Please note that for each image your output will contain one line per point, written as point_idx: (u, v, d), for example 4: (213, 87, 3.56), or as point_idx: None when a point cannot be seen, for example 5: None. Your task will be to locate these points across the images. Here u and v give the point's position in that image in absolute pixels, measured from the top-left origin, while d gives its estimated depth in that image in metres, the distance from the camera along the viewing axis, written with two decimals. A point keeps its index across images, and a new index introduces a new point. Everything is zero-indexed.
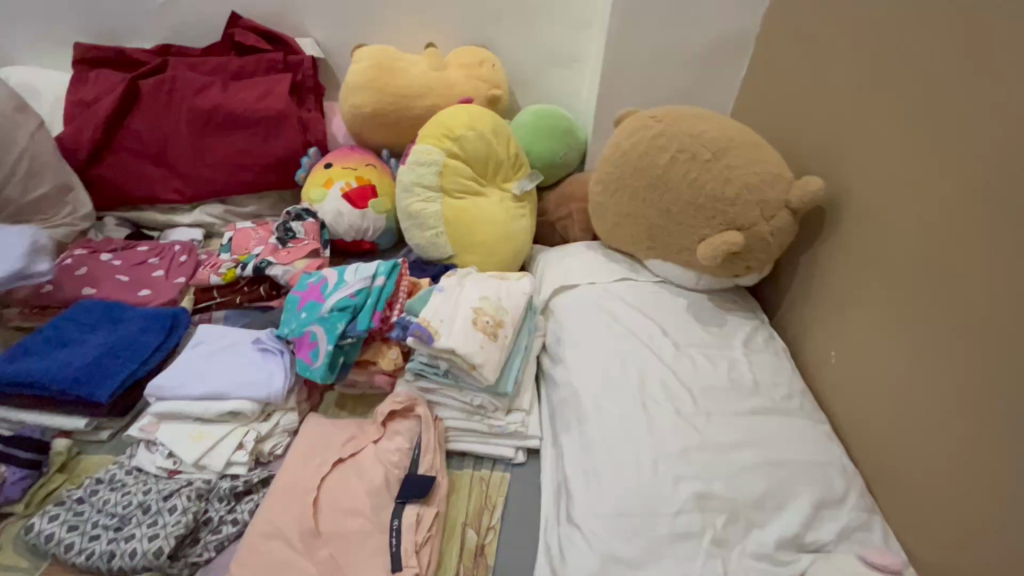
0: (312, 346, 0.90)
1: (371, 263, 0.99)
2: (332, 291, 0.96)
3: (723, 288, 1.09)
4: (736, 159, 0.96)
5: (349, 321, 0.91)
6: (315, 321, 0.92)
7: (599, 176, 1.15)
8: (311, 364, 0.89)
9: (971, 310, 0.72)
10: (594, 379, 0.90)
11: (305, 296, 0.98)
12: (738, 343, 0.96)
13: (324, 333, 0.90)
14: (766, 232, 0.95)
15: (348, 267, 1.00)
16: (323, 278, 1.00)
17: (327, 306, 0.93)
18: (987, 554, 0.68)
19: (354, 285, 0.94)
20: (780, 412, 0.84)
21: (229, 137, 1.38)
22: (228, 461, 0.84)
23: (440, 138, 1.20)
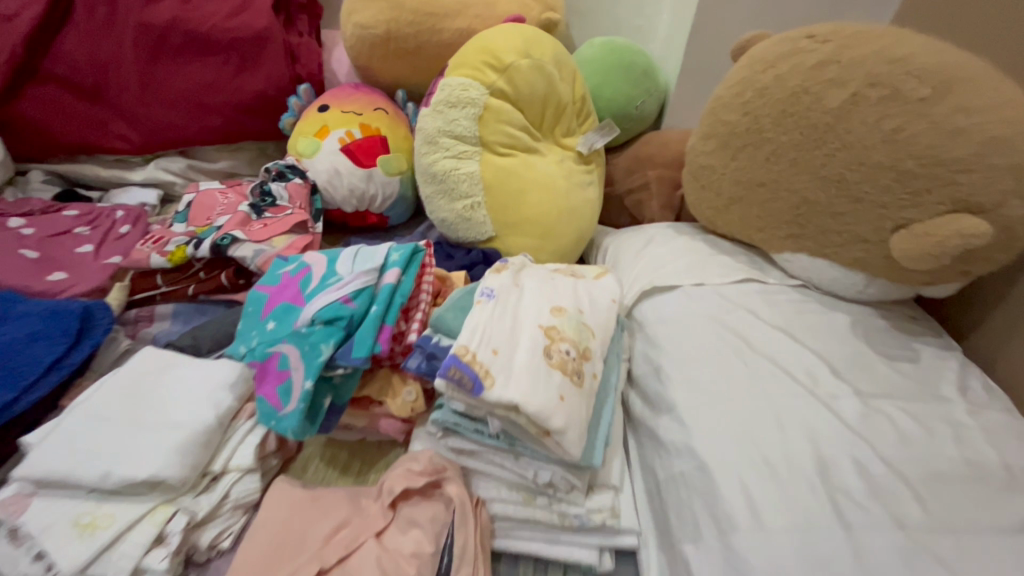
0: (282, 380, 0.57)
1: (378, 247, 0.64)
2: (317, 290, 0.62)
3: (896, 299, 0.73)
4: (973, 96, 0.59)
5: (341, 342, 0.56)
6: (288, 339, 0.58)
7: (716, 126, 0.78)
8: (280, 409, 0.55)
9: None
10: (738, 451, 0.55)
11: (276, 295, 0.64)
12: (952, 393, 0.61)
13: (300, 361, 0.56)
14: (1018, 218, 0.58)
15: (342, 253, 0.65)
16: (304, 268, 0.65)
17: (308, 315, 0.58)
18: None
19: (349, 281, 0.59)
20: None
21: (193, 66, 1.03)
22: (137, 568, 0.51)
23: (481, 67, 0.83)
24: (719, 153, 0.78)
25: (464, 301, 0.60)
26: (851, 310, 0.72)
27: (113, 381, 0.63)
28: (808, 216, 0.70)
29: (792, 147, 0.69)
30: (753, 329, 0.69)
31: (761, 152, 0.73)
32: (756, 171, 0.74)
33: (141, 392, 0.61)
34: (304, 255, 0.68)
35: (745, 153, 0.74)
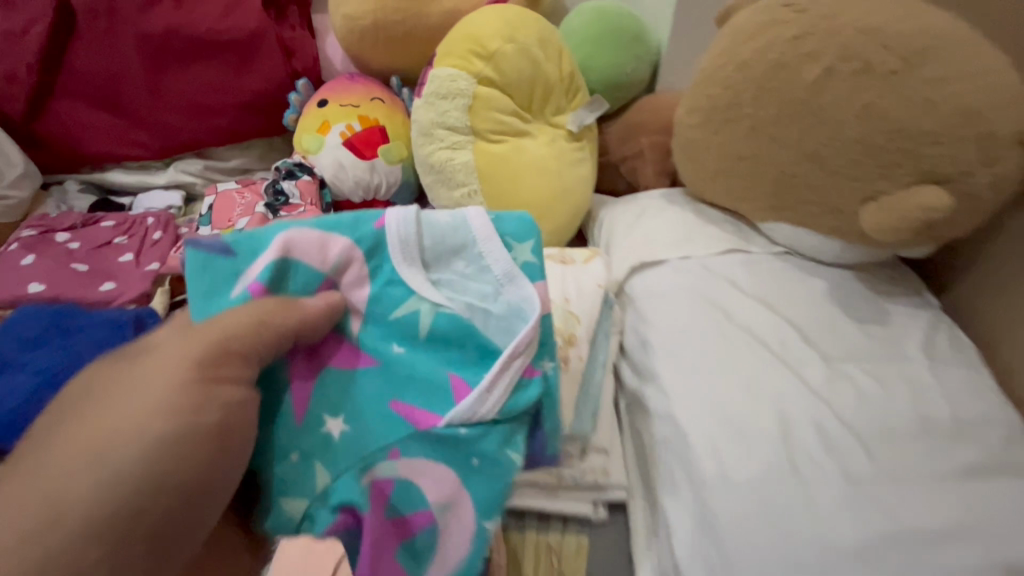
0: (397, 548, 0.50)
1: (451, 231, 0.60)
2: (375, 333, 0.57)
3: (876, 261, 0.77)
4: (943, 66, 0.61)
5: (499, 421, 0.55)
6: (337, 458, 0.51)
7: (699, 101, 0.79)
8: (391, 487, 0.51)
9: None
10: (748, 513, 0.56)
11: (294, 363, 0.54)
12: (916, 353, 0.66)
13: (418, 476, 0.52)
14: (982, 188, 0.61)
15: (388, 266, 0.58)
16: (321, 279, 0.56)
17: (401, 403, 0.54)
18: None
19: (510, 360, 0.55)
20: (996, 464, 0.57)
21: (194, 70, 1.07)
22: None
23: (467, 57, 0.86)
24: (703, 128, 0.80)
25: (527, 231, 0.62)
26: (831, 274, 0.76)
27: None
28: (790, 189, 0.73)
29: (774, 121, 0.71)
30: (733, 298, 0.73)
31: (742, 126, 0.74)
32: (739, 145, 0.76)
33: None
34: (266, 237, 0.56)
35: (728, 128, 0.76)
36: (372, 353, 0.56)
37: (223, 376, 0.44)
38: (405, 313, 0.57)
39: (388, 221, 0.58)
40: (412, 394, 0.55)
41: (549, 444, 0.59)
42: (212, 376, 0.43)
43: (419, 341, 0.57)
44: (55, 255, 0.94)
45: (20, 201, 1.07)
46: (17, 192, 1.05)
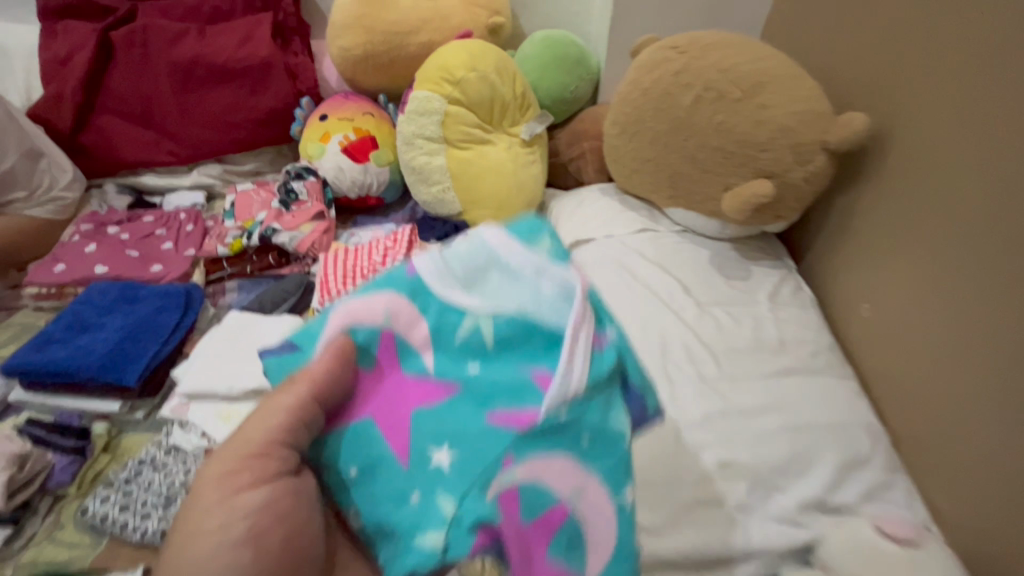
0: (547, 548, 0.49)
1: (470, 253, 0.57)
2: (445, 359, 0.56)
3: (749, 236, 1.03)
4: (771, 94, 0.87)
5: (591, 398, 0.51)
6: (450, 483, 0.50)
7: (616, 117, 1.04)
8: (517, 494, 0.49)
9: (995, 265, 0.68)
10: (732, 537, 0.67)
11: (380, 412, 0.55)
12: (763, 298, 0.93)
13: (541, 475, 0.49)
14: (800, 179, 0.87)
15: (437, 301, 0.57)
16: (383, 331, 0.56)
17: (494, 412, 0.52)
18: (974, 499, 0.69)
19: (576, 333, 0.52)
20: (806, 370, 0.83)
21: (215, 91, 1.29)
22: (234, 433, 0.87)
23: (440, 83, 1.10)
24: (619, 137, 1.05)
25: (536, 229, 0.58)
26: (713, 246, 1.02)
27: (220, 332, 0.98)
28: (678, 183, 0.97)
29: (664, 132, 0.96)
30: (640, 264, 0.99)
31: (643, 136, 0.99)
32: (642, 150, 1.00)
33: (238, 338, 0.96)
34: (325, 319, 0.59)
35: (635, 137, 1.01)
36: (448, 378, 0.55)
37: (262, 473, 0.53)
38: (466, 334, 0.56)
39: (415, 270, 0.57)
40: (495, 400, 0.53)
41: (645, 399, 0.55)
42: (268, 475, 0.53)
43: (493, 354, 0.56)
44: (111, 244, 1.16)
45: (68, 202, 1.26)
46: (66, 195, 1.25)
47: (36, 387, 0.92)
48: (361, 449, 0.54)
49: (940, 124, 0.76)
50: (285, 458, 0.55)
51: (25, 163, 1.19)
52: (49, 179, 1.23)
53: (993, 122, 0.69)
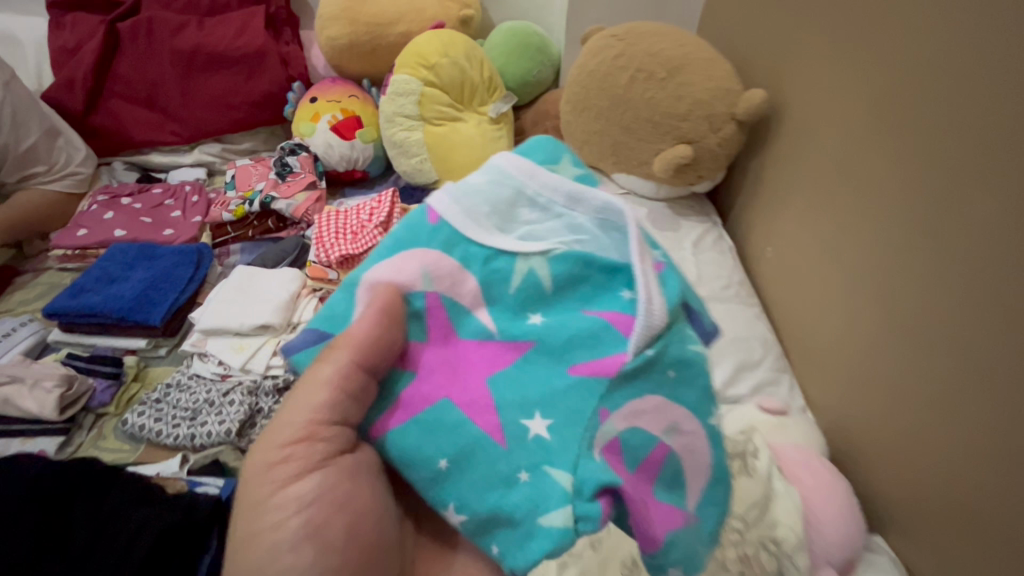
0: (655, 487, 0.58)
1: (495, 188, 0.66)
2: (502, 314, 0.63)
3: (682, 196, 1.21)
4: (689, 74, 1.05)
5: (669, 328, 0.63)
6: (558, 456, 0.56)
7: (569, 96, 1.22)
8: (619, 438, 0.58)
9: (838, 203, 0.86)
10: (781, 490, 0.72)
11: (454, 392, 0.58)
12: (688, 245, 1.12)
13: (637, 418, 0.59)
14: (714, 144, 1.06)
15: (478, 248, 0.63)
16: (428, 291, 0.61)
17: (575, 365, 0.60)
18: (832, 387, 0.88)
19: (642, 262, 0.63)
20: (717, 299, 1.02)
21: (215, 76, 1.44)
22: (248, 363, 1.03)
23: (416, 67, 1.27)
24: (571, 113, 1.23)
25: (545, 147, 0.71)
26: (651, 204, 1.20)
27: (224, 285, 1.13)
28: (619, 150, 1.15)
29: (605, 107, 1.13)
30: None
31: (590, 110, 1.17)
32: (589, 123, 1.18)
33: (243, 289, 1.12)
34: (356, 290, 0.61)
35: (583, 112, 1.19)
36: (518, 335, 0.62)
37: (308, 450, 0.54)
38: (520, 280, 0.63)
39: (436, 213, 0.64)
40: (573, 356, 0.61)
41: (705, 318, 0.70)
42: (318, 459, 0.54)
43: (547, 296, 0.64)
44: (126, 212, 1.31)
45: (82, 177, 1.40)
46: (82, 171, 1.39)
47: (74, 328, 1.07)
48: (456, 436, 0.56)
49: (809, 92, 0.94)
50: (331, 438, 0.55)
51: (46, 140, 1.33)
52: (67, 155, 1.37)
53: (839, 85, 0.85)
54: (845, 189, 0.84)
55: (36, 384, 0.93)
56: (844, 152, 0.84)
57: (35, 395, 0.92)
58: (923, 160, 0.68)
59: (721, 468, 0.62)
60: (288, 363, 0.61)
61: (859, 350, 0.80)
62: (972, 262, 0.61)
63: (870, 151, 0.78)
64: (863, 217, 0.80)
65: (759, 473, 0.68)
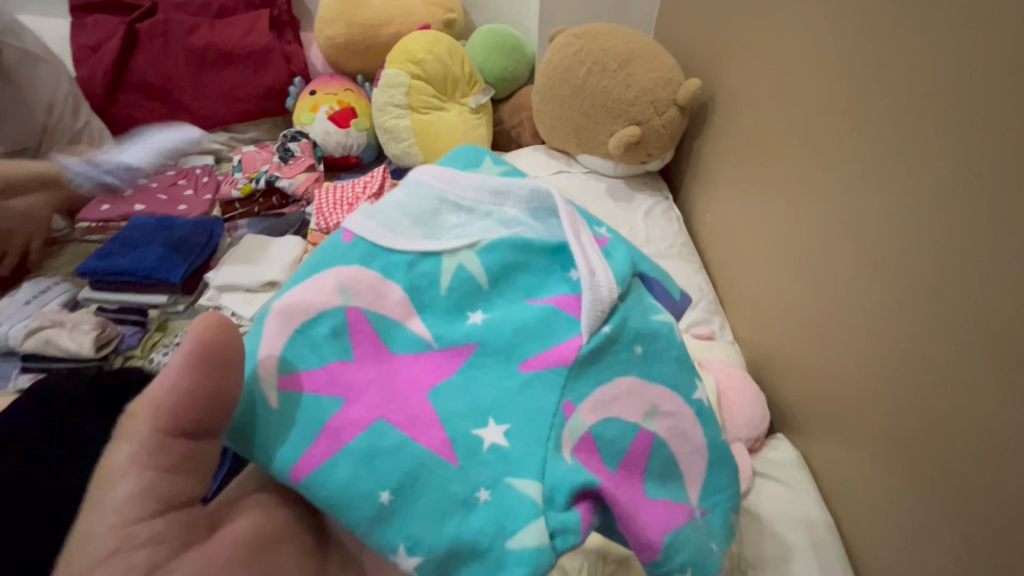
0: (644, 481, 0.58)
1: (420, 200, 0.69)
2: (435, 318, 0.63)
3: (637, 174, 1.39)
4: (636, 67, 1.24)
5: (621, 300, 0.64)
6: (522, 465, 0.53)
7: (539, 86, 1.39)
8: (592, 429, 0.57)
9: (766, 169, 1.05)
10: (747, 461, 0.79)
11: (389, 410, 0.55)
12: (640, 214, 1.29)
13: (608, 411, 0.59)
14: (659, 125, 1.24)
15: (397, 256, 0.65)
16: (348, 307, 0.61)
17: (525, 361, 0.60)
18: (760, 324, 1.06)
19: (576, 235, 0.66)
20: (662, 256, 1.20)
21: (223, 71, 1.60)
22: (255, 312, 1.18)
23: (406, 63, 1.45)
24: (540, 102, 1.40)
25: (467, 154, 0.76)
26: (609, 181, 1.38)
27: (234, 250, 1.30)
28: (581, 133, 1.33)
29: (569, 95, 1.31)
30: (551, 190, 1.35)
31: (555, 98, 1.34)
32: (555, 110, 1.36)
33: (250, 252, 1.28)
34: (266, 320, 0.60)
35: (550, 100, 1.36)
36: (463, 343, 0.61)
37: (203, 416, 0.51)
38: (449, 279, 0.64)
39: (352, 232, 0.66)
40: (522, 351, 0.60)
41: (669, 288, 0.74)
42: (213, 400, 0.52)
43: (486, 290, 0.65)
44: (144, 191, 1.46)
45: None
46: None
47: (101, 287, 1.21)
48: (390, 465, 0.52)
49: (743, 81, 1.13)
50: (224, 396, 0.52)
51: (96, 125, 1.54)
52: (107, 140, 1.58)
53: (765, 74, 1.05)
54: (764, 162, 1.05)
55: (75, 327, 1.08)
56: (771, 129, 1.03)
57: (73, 335, 1.07)
58: (821, 134, 0.89)
59: (716, 446, 0.65)
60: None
61: (784, 288, 0.98)
62: (850, 206, 0.82)
63: (787, 129, 0.98)
64: (784, 181, 0.99)
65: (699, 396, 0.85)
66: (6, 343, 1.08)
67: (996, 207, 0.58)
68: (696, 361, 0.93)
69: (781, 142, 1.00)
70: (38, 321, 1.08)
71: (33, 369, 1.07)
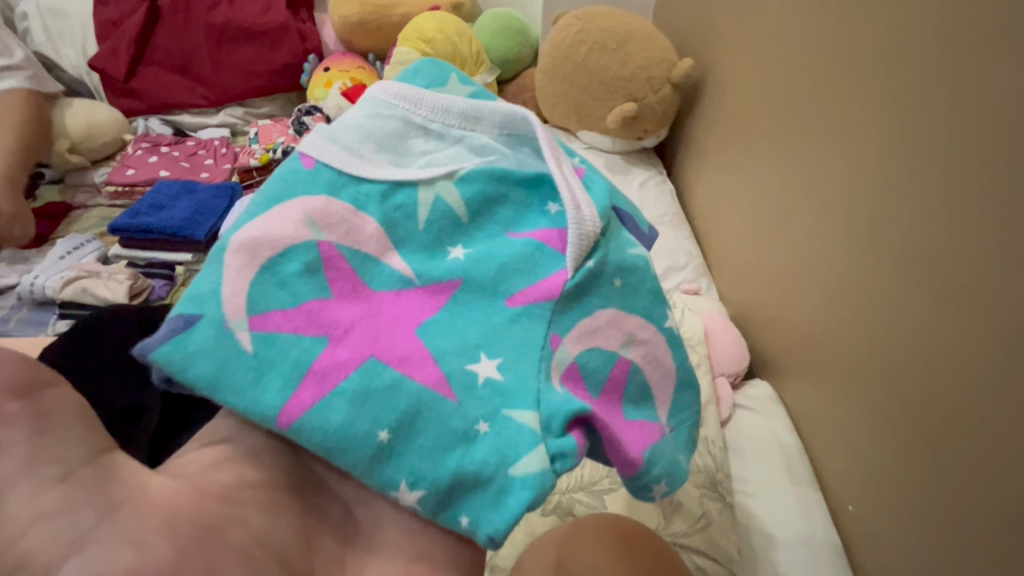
0: (622, 404, 0.63)
1: (383, 121, 0.67)
2: (412, 252, 0.64)
3: (632, 150, 1.48)
4: (634, 47, 1.33)
5: (604, 235, 0.65)
6: (517, 397, 0.56)
7: (544, 65, 1.46)
8: (578, 360, 0.61)
9: (751, 139, 1.14)
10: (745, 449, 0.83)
11: (379, 349, 0.57)
12: (635, 185, 1.38)
13: (591, 340, 0.63)
14: (654, 102, 1.33)
15: (369, 186, 0.64)
16: (320, 240, 0.60)
17: (512, 296, 0.62)
18: (743, 286, 1.14)
19: (560, 168, 0.65)
20: (656, 223, 1.29)
21: (241, 48, 1.68)
22: None
23: (417, 43, 1.54)
24: (544, 80, 1.47)
25: (431, 71, 0.70)
26: (607, 156, 1.46)
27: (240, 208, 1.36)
28: (582, 110, 1.42)
29: (570, 71, 1.40)
30: None
31: (558, 75, 1.43)
32: (558, 88, 1.44)
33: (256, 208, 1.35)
34: (225, 257, 0.58)
35: (554, 79, 1.44)
36: (448, 278, 0.62)
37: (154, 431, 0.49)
38: (427, 214, 0.64)
39: (312, 158, 0.64)
40: (508, 286, 0.62)
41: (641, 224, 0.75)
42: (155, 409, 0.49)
43: (466, 225, 0.65)
44: (167, 159, 1.54)
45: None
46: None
47: (132, 244, 1.30)
48: (383, 405, 0.55)
49: (732, 58, 1.22)
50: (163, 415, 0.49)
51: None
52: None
53: (753, 51, 1.14)
54: (748, 133, 1.15)
55: (110, 277, 1.17)
56: (759, 101, 1.11)
57: (109, 285, 1.15)
58: (799, 108, 0.99)
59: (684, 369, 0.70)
60: (160, 361, 0.52)
61: (767, 250, 1.07)
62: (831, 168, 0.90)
63: (771, 102, 1.07)
64: (770, 150, 1.07)
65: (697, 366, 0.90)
66: (44, 292, 1.16)
67: (951, 154, 0.68)
68: (685, 310, 1.03)
69: (771, 111, 1.07)
70: (74, 272, 1.17)
71: (70, 316, 1.16)
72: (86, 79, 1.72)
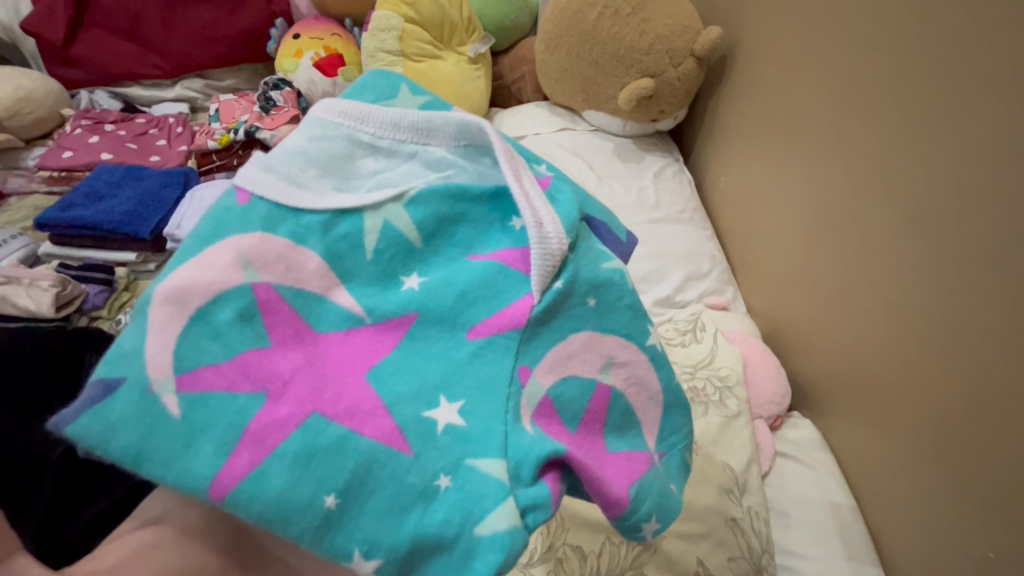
0: (604, 436, 0.47)
1: (326, 141, 0.50)
2: (365, 287, 0.46)
3: (645, 133, 1.30)
4: (651, 12, 1.13)
5: (572, 252, 0.49)
6: (484, 441, 0.40)
7: (544, 33, 1.27)
8: (552, 394, 0.45)
9: (787, 125, 0.97)
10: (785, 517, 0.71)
11: (319, 401, 0.40)
12: (649, 175, 1.20)
13: (565, 367, 0.47)
14: (674, 78, 1.14)
15: (311, 216, 0.46)
16: (252, 284, 0.42)
17: (475, 327, 0.45)
18: (777, 298, 0.99)
19: (518, 178, 0.49)
20: (672, 221, 1.12)
21: (199, 10, 1.49)
22: None
23: (399, 4, 1.31)
24: (546, 51, 1.28)
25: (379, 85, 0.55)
26: (616, 141, 1.28)
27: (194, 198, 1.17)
28: (589, 87, 1.23)
29: (575, 42, 1.20)
30: (549, 147, 1.26)
31: (563, 46, 1.23)
32: (563, 61, 1.24)
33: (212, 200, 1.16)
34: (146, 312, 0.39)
35: (558, 50, 1.24)
36: (400, 312, 0.45)
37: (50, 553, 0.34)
38: (376, 239, 0.47)
39: (249, 192, 0.45)
40: (471, 316, 0.45)
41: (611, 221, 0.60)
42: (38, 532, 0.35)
43: (421, 250, 0.48)
44: (111, 139, 1.35)
45: None
46: None
47: (68, 241, 1.13)
48: (330, 468, 0.38)
49: (764, 26, 1.03)
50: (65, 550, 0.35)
51: None
52: None
53: (790, 18, 0.95)
54: (785, 116, 0.97)
55: (32, 285, 0.96)
56: (799, 79, 0.93)
57: (31, 293, 0.96)
58: (852, 89, 0.81)
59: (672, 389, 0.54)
60: (76, 437, 0.35)
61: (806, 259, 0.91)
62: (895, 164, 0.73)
63: (814, 81, 0.90)
64: (812, 138, 0.90)
65: (728, 408, 0.75)
66: None
67: None
68: (711, 332, 0.87)
69: (813, 92, 0.90)
70: None
71: None
72: (20, 45, 1.50)
